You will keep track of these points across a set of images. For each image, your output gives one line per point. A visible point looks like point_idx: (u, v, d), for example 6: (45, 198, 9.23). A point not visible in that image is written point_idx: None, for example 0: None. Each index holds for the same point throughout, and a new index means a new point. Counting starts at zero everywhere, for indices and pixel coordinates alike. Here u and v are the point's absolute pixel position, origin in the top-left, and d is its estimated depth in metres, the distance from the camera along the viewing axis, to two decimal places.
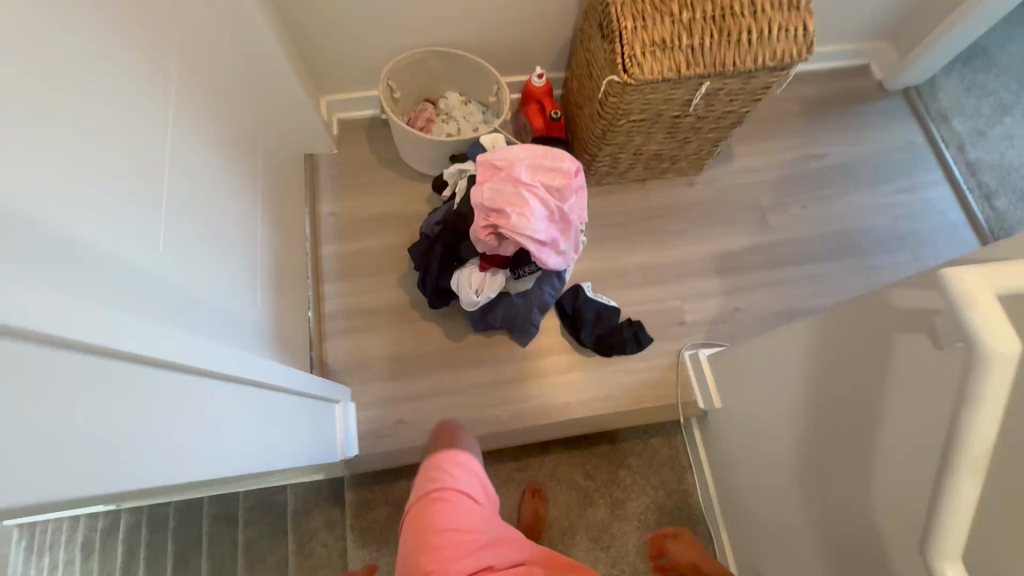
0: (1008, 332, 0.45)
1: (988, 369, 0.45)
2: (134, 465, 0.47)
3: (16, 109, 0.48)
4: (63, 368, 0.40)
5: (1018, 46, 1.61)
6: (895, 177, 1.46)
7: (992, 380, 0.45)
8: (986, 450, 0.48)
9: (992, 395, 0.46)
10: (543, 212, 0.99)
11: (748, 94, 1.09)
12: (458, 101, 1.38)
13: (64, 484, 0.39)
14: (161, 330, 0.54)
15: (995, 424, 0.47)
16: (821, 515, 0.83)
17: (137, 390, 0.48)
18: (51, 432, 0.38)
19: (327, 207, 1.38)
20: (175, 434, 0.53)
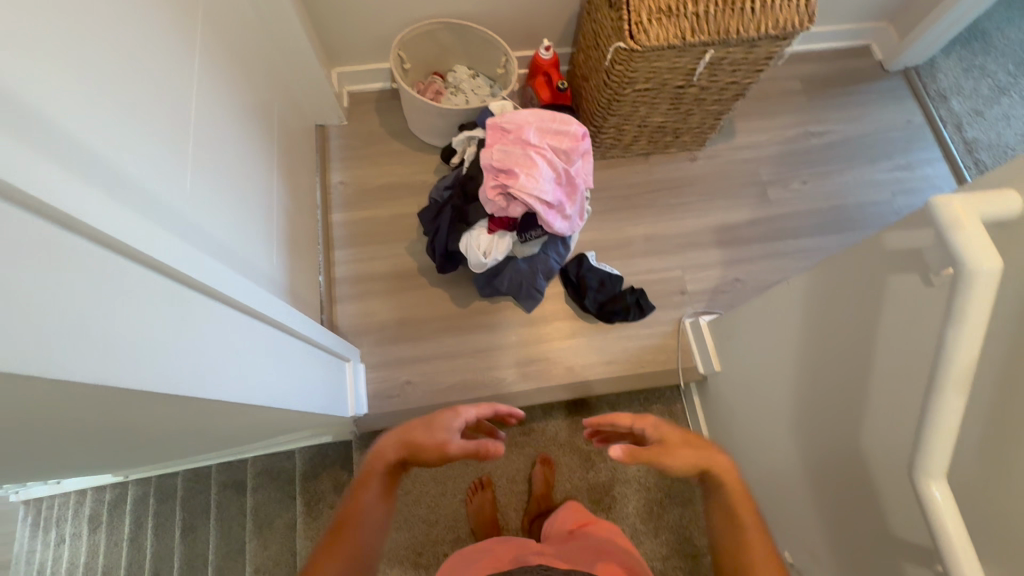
0: (992, 251, 0.48)
1: (972, 286, 0.48)
2: (149, 362, 0.50)
3: (50, 30, 0.51)
4: (75, 253, 0.43)
5: (1017, 29, 1.64)
6: (893, 155, 1.50)
7: (975, 297, 0.49)
8: (969, 367, 0.51)
9: (974, 312, 0.49)
10: (550, 173, 1.03)
11: (750, 64, 1.12)
12: (466, 74, 1.41)
13: (86, 364, 0.42)
14: (166, 243, 0.57)
15: (978, 341, 0.50)
16: (816, 462, 0.86)
17: (145, 291, 0.52)
18: (72, 311, 0.41)
19: (337, 177, 1.41)
20: (183, 344, 0.57)
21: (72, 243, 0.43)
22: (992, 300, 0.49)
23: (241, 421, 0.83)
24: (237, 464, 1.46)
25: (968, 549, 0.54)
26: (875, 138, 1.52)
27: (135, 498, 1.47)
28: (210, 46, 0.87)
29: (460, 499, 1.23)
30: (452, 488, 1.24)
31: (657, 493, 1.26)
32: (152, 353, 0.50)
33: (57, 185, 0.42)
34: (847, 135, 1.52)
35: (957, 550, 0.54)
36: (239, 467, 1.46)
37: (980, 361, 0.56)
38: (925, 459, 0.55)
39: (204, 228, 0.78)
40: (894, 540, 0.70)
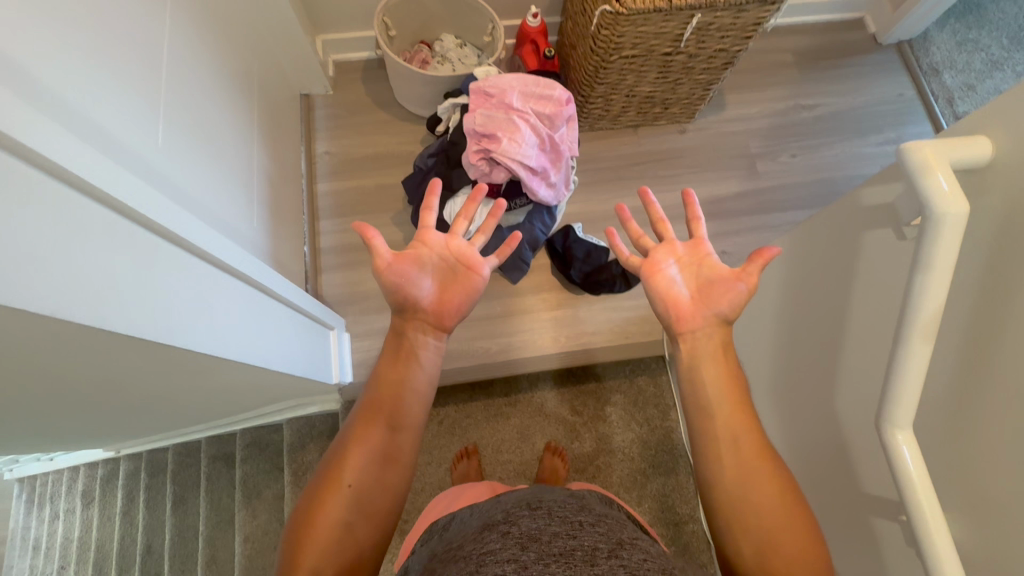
0: (958, 196, 0.48)
1: (939, 231, 0.48)
2: (105, 301, 0.50)
3: None
4: (23, 183, 0.42)
5: (1012, 3, 1.62)
6: (883, 129, 1.49)
7: (943, 243, 0.48)
8: (936, 315, 0.51)
9: (940, 257, 0.49)
10: (534, 139, 1.01)
11: (738, 31, 1.11)
12: (454, 43, 1.39)
13: (32, 293, 0.42)
14: (132, 188, 0.57)
15: (943, 289, 0.50)
16: (793, 424, 0.87)
17: (101, 231, 0.51)
18: (17, 239, 0.41)
19: (323, 147, 1.39)
20: (146, 290, 0.56)
21: (16, 172, 0.42)
22: (958, 246, 0.49)
23: (218, 379, 0.84)
24: (226, 437, 1.45)
25: (930, 492, 0.54)
26: (866, 112, 1.51)
27: (126, 473, 1.48)
28: (186, 2, 0.85)
29: (445, 468, 1.24)
30: (438, 457, 1.24)
31: (641, 463, 1.27)
32: (100, 293, 0.49)
33: (10, 112, 0.42)
34: (838, 109, 1.51)
35: (918, 492, 0.54)
36: (229, 440, 1.45)
37: (948, 312, 0.57)
38: (891, 406, 0.55)
39: (180, 184, 0.77)
40: (864, 495, 0.71)
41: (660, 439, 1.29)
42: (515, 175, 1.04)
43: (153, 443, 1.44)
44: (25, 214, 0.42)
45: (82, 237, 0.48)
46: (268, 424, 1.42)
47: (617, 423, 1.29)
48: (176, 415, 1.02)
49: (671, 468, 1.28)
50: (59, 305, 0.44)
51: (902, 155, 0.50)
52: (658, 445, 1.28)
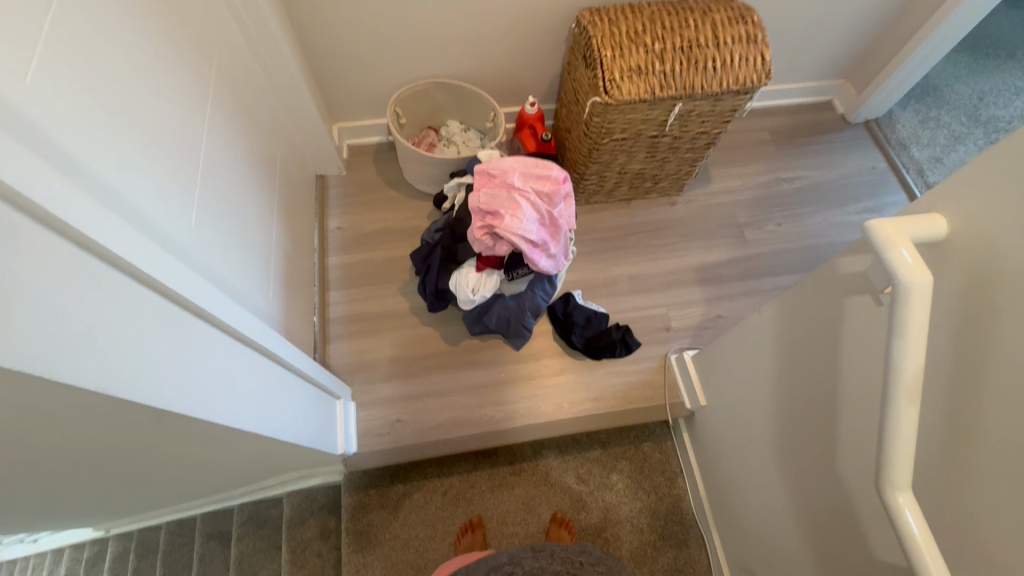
0: (922, 268, 0.53)
1: (908, 299, 0.53)
2: (125, 369, 0.54)
3: (76, 82, 0.59)
4: (63, 263, 0.48)
5: (964, 86, 1.79)
6: (860, 199, 1.59)
7: (913, 312, 0.53)
8: (917, 378, 0.55)
9: (914, 324, 0.53)
10: (534, 214, 1.09)
11: (717, 116, 1.22)
12: (458, 128, 1.51)
13: (61, 362, 0.46)
14: (160, 265, 0.63)
15: (921, 352, 0.54)
16: (800, 489, 0.87)
17: (127, 304, 0.56)
18: (53, 311, 0.46)
19: (334, 222, 1.48)
20: (163, 359, 0.60)
21: (60, 250, 0.48)
22: (929, 313, 0.53)
23: (227, 447, 0.85)
24: (223, 512, 1.42)
25: (936, 557, 0.54)
26: (843, 183, 1.62)
27: (115, 553, 1.43)
28: (222, 101, 0.96)
29: (450, 540, 1.20)
30: (442, 531, 1.21)
31: (650, 535, 1.23)
32: (121, 362, 0.53)
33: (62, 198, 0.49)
34: (816, 181, 1.61)
35: (926, 557, 0.54)
36: (227, 516, 1.41)
37: (930, 373, 0.60)
38: (889, 468, 0.57)
39: (207, 261, 0.84)
40: (878, 562, 0.70)
41: (668, 509, 1.26)
42: (517, 248, 1.10)
43: (148, 520, 1.41)
44: (68, 288, 0.48)
45: (116, 308, 0.54)
46: (267, 498, 1.39)
47: (624, 491, 1.27)
48: (180, 485, 1.02)
49: (682, 539, 1.24)
50: (94, 373, 0.49)
51: (868, 232, 0.56)
52: (668, 513, 1.26)
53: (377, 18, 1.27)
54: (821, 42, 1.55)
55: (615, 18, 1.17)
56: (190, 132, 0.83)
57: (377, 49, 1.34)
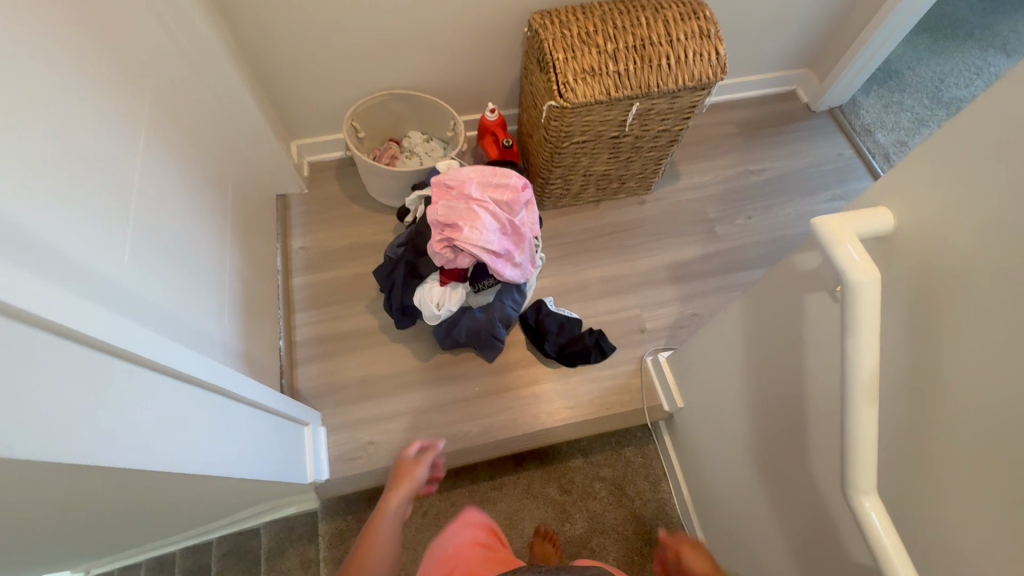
0: (870, 265, 0.51)
1: (857, 299, 0.51)
2: (64, 432, 0.49)
3: None
4: None
5: (924, 68, 1.80)
6: (829, 187, 1.59)
7: (865, 310, 0.51)
8: (874, 378, 0.53)
9: (866, 322, 0.51)
10: (495, 224, 1.06)
11: (676, 113, 1.21)
12: (421, 139, 1.49)
13: None
14: (93, 312, 0.58)
15: (875, 351, 0.52)
16: (778, 491, 0.85)
17: (63, 363, 0.51)
18: None
19: (298, 242, 1.44)
20: (105, 413, 0.56)
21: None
22: (880, 311, 0.51)
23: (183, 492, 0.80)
24: (200, 549, 1.37)
25: (905, 561, 0.52)
26: (811, 172, 1.61)
27: None
28: (159, 125, 0.92)
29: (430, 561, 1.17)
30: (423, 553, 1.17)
31: (636, 543, 1.21)
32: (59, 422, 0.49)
33: None
34: (784, 172, 1.61)
35: (894, 562, 0.52)
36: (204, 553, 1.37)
37: (889, 370, 0.59)
38: (853, 471, 0.55)
39: (149, 294, 0.80)
40: (855, 565, 0.68)
41: (654, 514, 1.24)
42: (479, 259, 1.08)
43: (121, 562, 1.36)
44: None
45: (50, 364, 0.50)
46: (244, 531, 1.34)
47: (608, 499, 1.25)
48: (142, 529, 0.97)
49: None
50: (27, 441, 0.45)
51: (814, 230, 0.54)
52: (652, 517, 1.24)
53: (324, 30, 1.24)
54: (779, 32, 1.54)
55: (567, 20, 1.15)
56: (121, 160, 0.79)
57: (329, 62, 1.31)
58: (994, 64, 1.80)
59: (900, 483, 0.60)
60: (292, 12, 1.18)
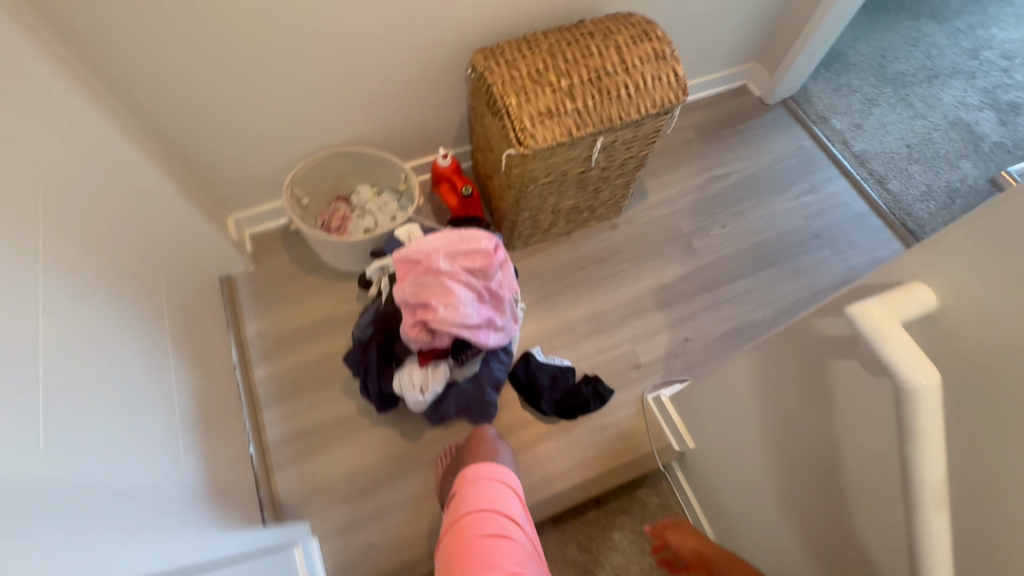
0: (926, 365, 0.45)
1: (918, 405, 0.45)
2: None
3: None
4: None
5: (864, 46, 1.80)
6: (796, 182, 1.56)
7: (925, 417, 0.45)
8: (941, 482, 0.47)
9: (928, 427, 0.45)
10: (471, 295, 0.97)
11: (641, 140, 1.14)
12: (370, 193, 1.36)
13: None
14: None
15: (941, 455, 0.46)
16: (820, 550, 0.79)
17: None
18: None
19: (253, 328, 1.30)
20: None
21: None
22: (941, 413, 0.45)
23: None
24: None
25: None
26: (775, 168, 1.59)
27: None
28: (67, 243, 0.79)
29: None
30: None
31: None
32: None
33: None
34: (749, 172, 1.58)
35: None
36: None
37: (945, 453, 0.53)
38: None
39: (83, 475, 0.65)
40: None
41: None
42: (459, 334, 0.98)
43: None
44: None
45: None
46: None
47: (631, 549, 1.17)
48: None
49: None
50: None
51: (854, 323, 0.48)
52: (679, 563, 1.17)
53: (241, 96, 1.11)
54: (725, 31, 1.50)
55: (512, 57, 1.06)
56: (32, 307, 0.65)
57: (253, 130, 1.18)
58: (928, 36, 1.83)
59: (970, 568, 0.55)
60: (198, 82, 1.05)
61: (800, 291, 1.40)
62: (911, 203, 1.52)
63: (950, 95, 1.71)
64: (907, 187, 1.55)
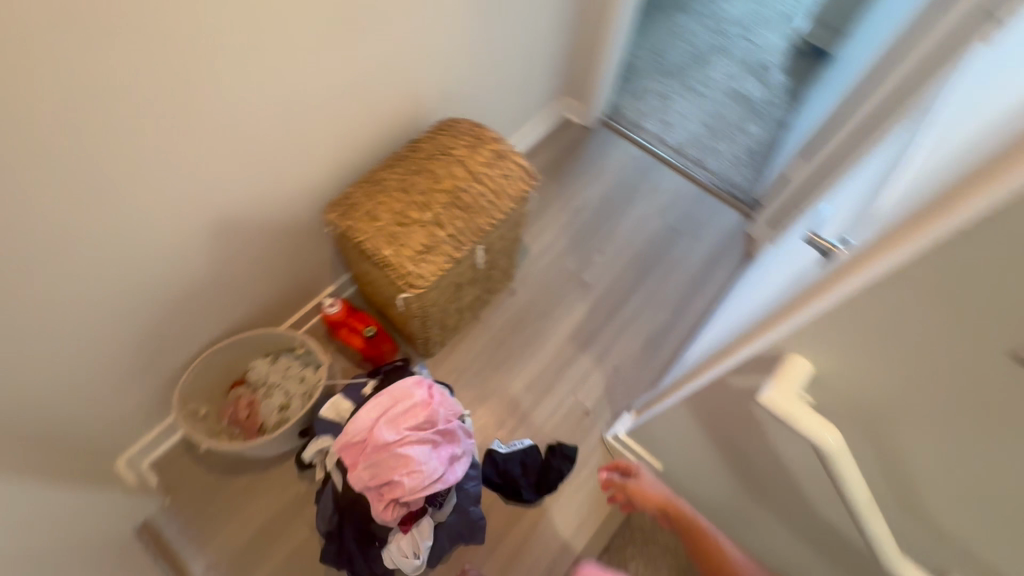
0: (824, 425, 0.59)
1: (833, 458, 0.59)
2: None
3: None
4: None
5: (642, 51, 2.07)
6: (640, 188, 1.77)
7: (841, 461, 0.59)
8: (865, 490, 0.63)
9: (845, 464, 0.60)
10: (426, 447, 0.98)
11: (511, 228, 1.21)
12: (266, 366, 1.27)
13: None
14: None
15: (858, 473, 0.62)
16: (799, 529, 0.94)
17: None
18: None
19: (200, 565, 1.16)
20: None
21: None
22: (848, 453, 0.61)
23: None
24: None
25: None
26: (620, 183, 1.77)
27: None
28: None
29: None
30: None
31: None
32: None
33: None
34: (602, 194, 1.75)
35: None
36: None
37: (862, 457, 0.67)
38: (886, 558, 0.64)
39: None
40: None
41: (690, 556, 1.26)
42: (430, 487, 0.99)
43: None
44: None
45: None
46: None
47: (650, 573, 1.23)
48: None
49: None
50: None
51: (767, 412, 0.60)
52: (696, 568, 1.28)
53: (81, 355, 0.96)
54: (534, 85, 1.64)
55: (368, 205, 1.07)
56: None
57: (114, 373, 1.04)
58: (683, 25, 2.15)
59: (911, 527, 0.70)
60: (24, 369, 0.88)
61: (683, 282, 1.60)
62: (728, 174, 1.79)
63: (719, 71, 2.04)
64: (721, 161, 1.82)
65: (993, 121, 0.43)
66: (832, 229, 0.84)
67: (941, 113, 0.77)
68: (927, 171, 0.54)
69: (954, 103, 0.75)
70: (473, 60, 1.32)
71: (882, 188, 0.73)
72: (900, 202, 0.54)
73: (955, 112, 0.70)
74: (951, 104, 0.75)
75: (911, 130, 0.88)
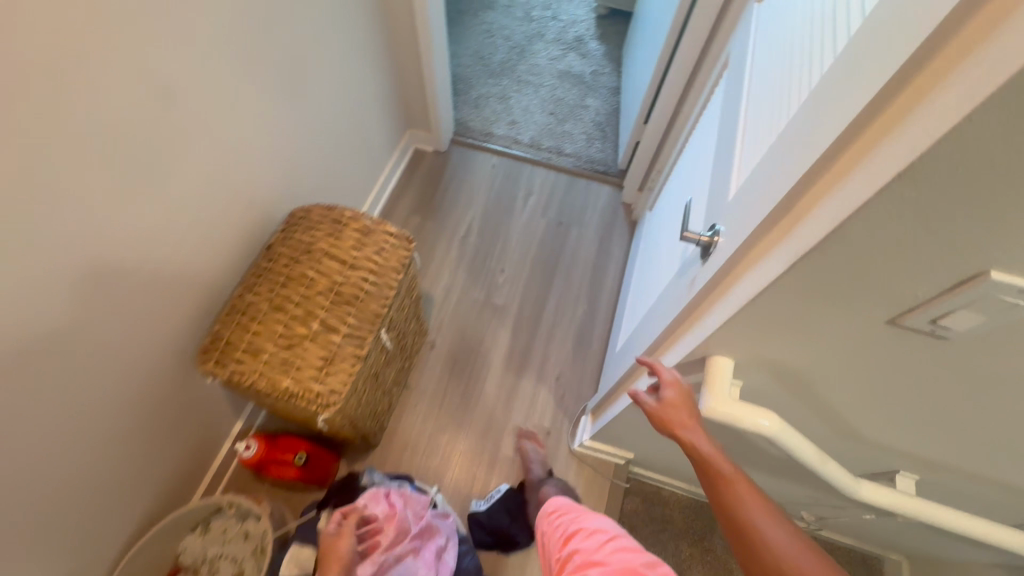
0: (761, 416, 0.63)
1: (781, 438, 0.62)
2: None
3: None
4: None
5: (465, 58, 2.05)
6: (514, 194, 1.77)
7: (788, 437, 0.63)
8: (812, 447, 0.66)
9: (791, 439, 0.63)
10: (412, 557, 0.96)
11: (408, 295, 1.15)
12: (197, 541, 1.10)
13: None
14: None
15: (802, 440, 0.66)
16: (766, 468, 1.01)
17: None
18: None
19: None
20: None
21: None
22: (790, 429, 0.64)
23: None
24: None
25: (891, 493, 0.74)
26: (493, 195, 1.77)
27: None
28: None
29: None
30: None
31: (698, 550, 1.30)
32: None
33: None
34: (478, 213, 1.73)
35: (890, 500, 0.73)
36: None
37: (796, 410, 0.72)
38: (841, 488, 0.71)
39: None
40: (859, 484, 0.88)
41: (684, 518, 1.33)
42: None
43: None
44: None
45: None
46: None
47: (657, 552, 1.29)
48: None
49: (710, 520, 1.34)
50: None
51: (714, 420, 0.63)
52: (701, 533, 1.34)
53: None
54: (373, 132, 1.57)
55: (244, 338, 0.95)
56: None
57: None
58: (493, 21, 2.15)
59: (854, 446, 0.77)
60: None
61: (586, 270, 1.64)
62: (587, 153, 1.85)
63: (542, 56, 2.08)
64: (576, 142, 1.88)
65: (819, 136, 0.46)
66: (698, 207, 0.89)
67: (749, 78, 0.84)
68: (769, 166, 0.57)
69: (756, 68, 0.81)
70: (301, 138, 1.21)
71: (727, 167, 0.77)
72: (759, 202, 0.57)
73: (761, 82, 0.75)
74: (755, 69, 0.81)
75: (726, 92, 0.95)
